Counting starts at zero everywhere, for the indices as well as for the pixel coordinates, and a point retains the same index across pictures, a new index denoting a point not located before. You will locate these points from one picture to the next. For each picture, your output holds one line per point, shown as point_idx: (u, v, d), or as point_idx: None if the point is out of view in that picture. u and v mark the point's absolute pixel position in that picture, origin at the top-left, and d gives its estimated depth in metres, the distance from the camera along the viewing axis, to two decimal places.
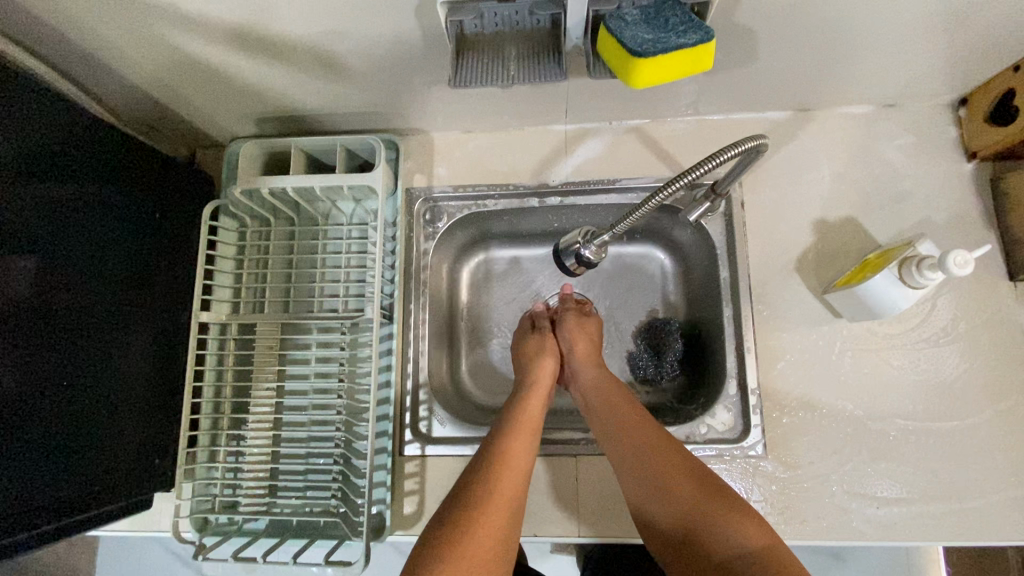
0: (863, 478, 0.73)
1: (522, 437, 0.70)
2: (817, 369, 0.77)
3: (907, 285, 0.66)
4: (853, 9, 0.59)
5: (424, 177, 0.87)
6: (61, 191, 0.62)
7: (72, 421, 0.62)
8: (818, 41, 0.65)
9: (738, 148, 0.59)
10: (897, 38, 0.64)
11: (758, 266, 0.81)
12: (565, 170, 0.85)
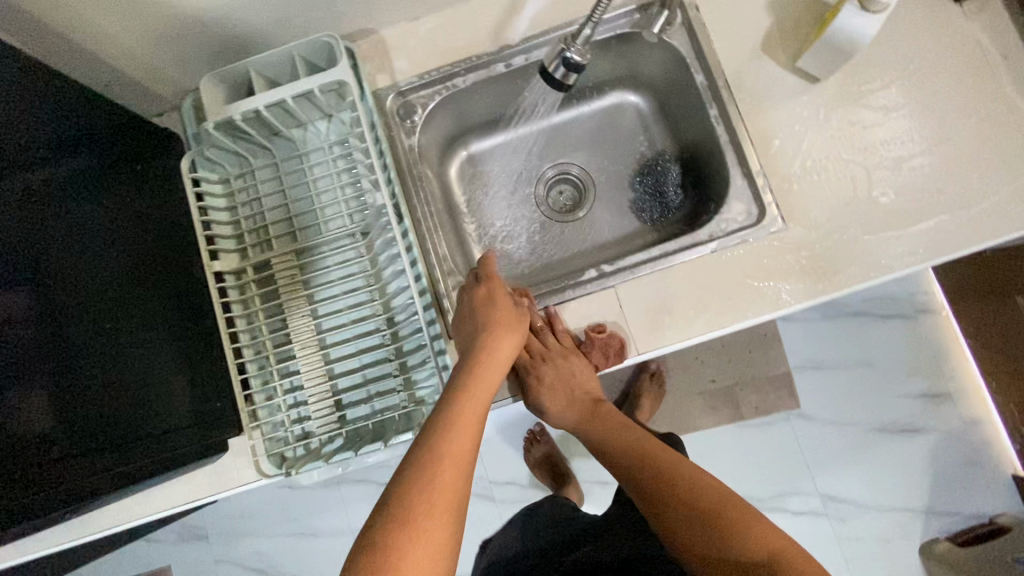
0: (878, 217, 0.78)
1: (463, 433, 0.61)
2: (810, 135, 0.80)
3: (869, 12, 0.69)
4: None
5: (387, 76, 0.86)
6: (43, 152, 0.61)
7: (120, 371, 0.64)
8: None
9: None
10: None
11: (728, 59, 0.83)
12: (520, 27, 0.86)
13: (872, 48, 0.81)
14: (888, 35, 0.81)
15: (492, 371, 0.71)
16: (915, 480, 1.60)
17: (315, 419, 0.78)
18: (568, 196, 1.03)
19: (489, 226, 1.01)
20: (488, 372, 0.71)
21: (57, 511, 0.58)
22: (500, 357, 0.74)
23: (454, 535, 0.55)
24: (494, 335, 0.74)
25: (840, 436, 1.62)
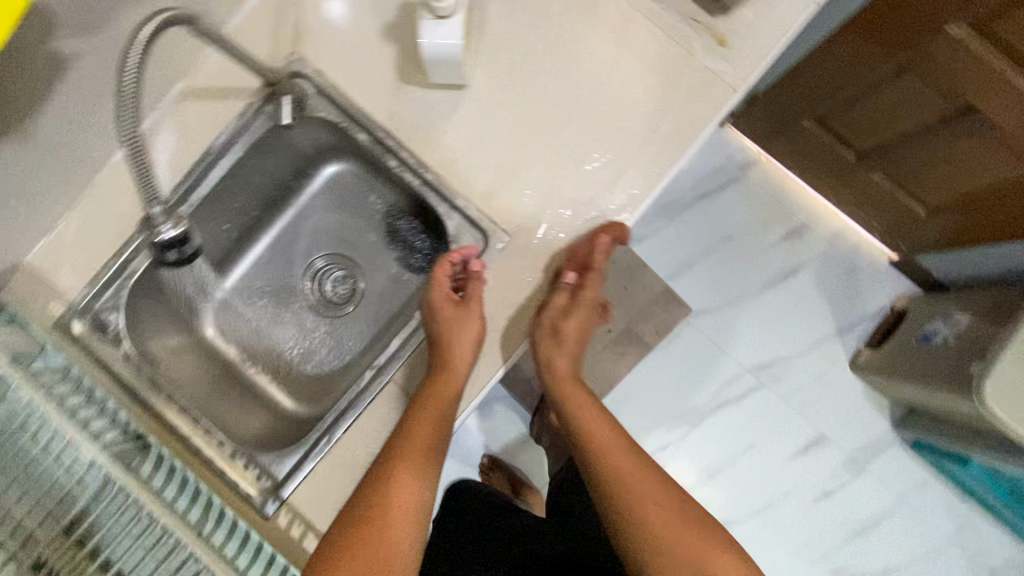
0: (584, 184, 0.77)
1: (418, 439, 0.70)
2: (486, 139, 0.77)
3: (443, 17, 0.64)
4: None
5: (60, 301, 0.77)
6: None
7: None
8: None
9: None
10: None
11: (375, 106, 0.78)
12: (162, 181, 0.77)
13: (497, 25, 0.77)
14: (505, 3, 0.77)
15: (464, 355, 0.73)
16: (817, 312, 1.67)
17: None
18: (339, 283, 0.97)
19: (278, 358, 0.95)
20: (434, 401, 0.72)
21: None
22: (462, 346, 0.73)
23: (417, 523, 0.68)
24: (452, 328, 0.73)
25: (739, 312, 1.67)
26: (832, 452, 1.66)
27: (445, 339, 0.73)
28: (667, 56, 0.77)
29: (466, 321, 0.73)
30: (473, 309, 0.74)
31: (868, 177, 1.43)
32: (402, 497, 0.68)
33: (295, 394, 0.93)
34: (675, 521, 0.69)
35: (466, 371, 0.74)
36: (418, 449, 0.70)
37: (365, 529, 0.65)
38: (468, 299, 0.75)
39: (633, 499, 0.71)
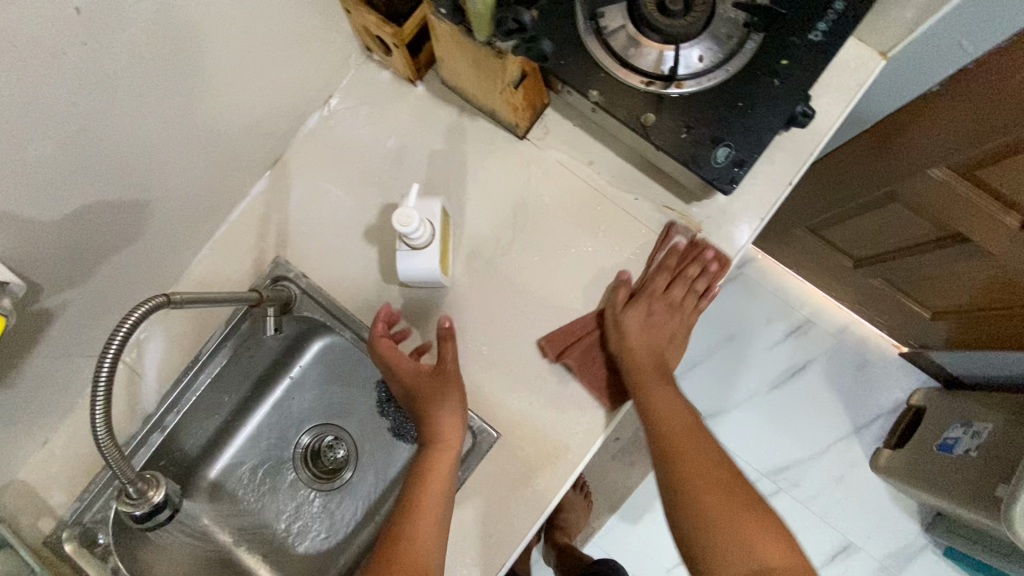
0: (570, 375, 0.76)
1: (432, 481, 0.70)
2: (470, 332, 0.78)
3: (422, 248, 0.67)
4: (104, 133, 0.57)
5: (50, 517, 0.78)
6: None
7: None
8: (142, 160, 0.63)
9: (125, 325, 0.51)
10: (191, 94, 0.64)
11: (358, 304, 0.79)
12: (151, 389, 0.79)
13: (477, 219, 0.79)
14: (481, 199, 0.80)
15: (451, 440, 0.72)
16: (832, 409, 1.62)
17: None
18: (331, 451, 0.96)
19: (273, 538, 0.92)
20: (435, 468, 0.71)
21: None
22: (450, 422, 0.72)
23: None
24: (435, 401, 0.73)
25: (749, 412, 1.62)
26: (861, 560, 1.56)
27: (427, 416, 0.73)
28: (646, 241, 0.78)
29: (449, 391, 0.73)
30: (451, 376, 0.73)
31: (867, 280, 1.41)
32: (416, 557, 0.65)
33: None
34: (704, 456, 0.70)
35: (459, 438, 0.72)
36: (441, 472, 0.70)
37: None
38: (442, 367, 0.74)
39: (716, 499, 0.66)
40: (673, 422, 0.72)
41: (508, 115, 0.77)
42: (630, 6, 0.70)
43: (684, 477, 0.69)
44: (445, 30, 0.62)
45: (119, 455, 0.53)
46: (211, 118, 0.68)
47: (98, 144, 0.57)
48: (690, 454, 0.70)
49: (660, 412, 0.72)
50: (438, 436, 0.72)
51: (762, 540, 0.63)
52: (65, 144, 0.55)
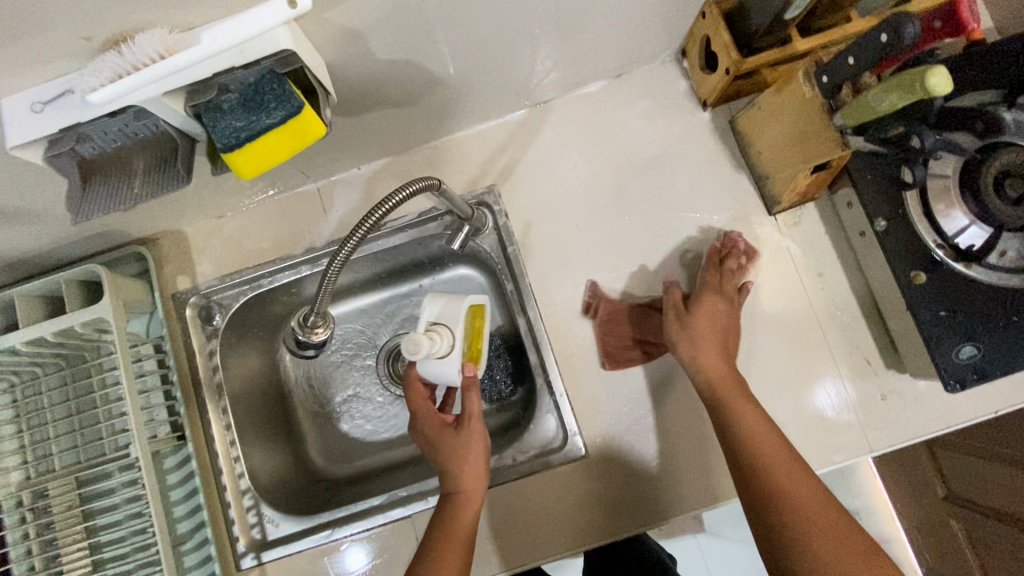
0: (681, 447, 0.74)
1: (465, 509, 0.68)
2: (617, 352, 0.78)
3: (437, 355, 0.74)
4: (468, 16, 0.59)
5: (187, 278, 0.83)
6: None
7: None
8: (471, 49, 0.65)
9: (404, 192, 0.57)
10: (542, 21, 0.64)
11: (533, 266, 0.80)
12: (326, 228, 0.83)
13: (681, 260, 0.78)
14: (697, 243, 0.79)
15: (472, 476, 0.70)
16: None
17: None
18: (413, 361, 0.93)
19: (326, 404, 0.92)
20: (468, 496, 0.69)
21: None
22: (476, 468, 0.70)
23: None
24: (457, 453, 0.70)
25: None
26: None
27: (446, 466, 0.70)
28: (824, 377, 0.74)
29: (471, 445, 0.71)
30: (474, 431, 0.72)
31: (942, 517, 1.33)
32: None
33: (321, 448, 0.91)
34: (766, 434, 0.64)
35: (482, 481, 0.70)
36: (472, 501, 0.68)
37: None
38: (465, 420, 0.72)
39: (763, 452, 0.63)
40: (715, 381, 0.68)
41: (777, 190, 0.74)
42: (966, 165, 0.66)
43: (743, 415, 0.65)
44: (800, 94, 0.62)
45: (331, 279, 0.61)
46: (535, 43, 0.69)
47: (457, 22, 0.58)
48: (736, 389, 0.67)
49: (720, 359, 0.69)
50: (465, 469, 0.70)
51: (796, 487, 0.60)
52: (441, 8, 0.56)
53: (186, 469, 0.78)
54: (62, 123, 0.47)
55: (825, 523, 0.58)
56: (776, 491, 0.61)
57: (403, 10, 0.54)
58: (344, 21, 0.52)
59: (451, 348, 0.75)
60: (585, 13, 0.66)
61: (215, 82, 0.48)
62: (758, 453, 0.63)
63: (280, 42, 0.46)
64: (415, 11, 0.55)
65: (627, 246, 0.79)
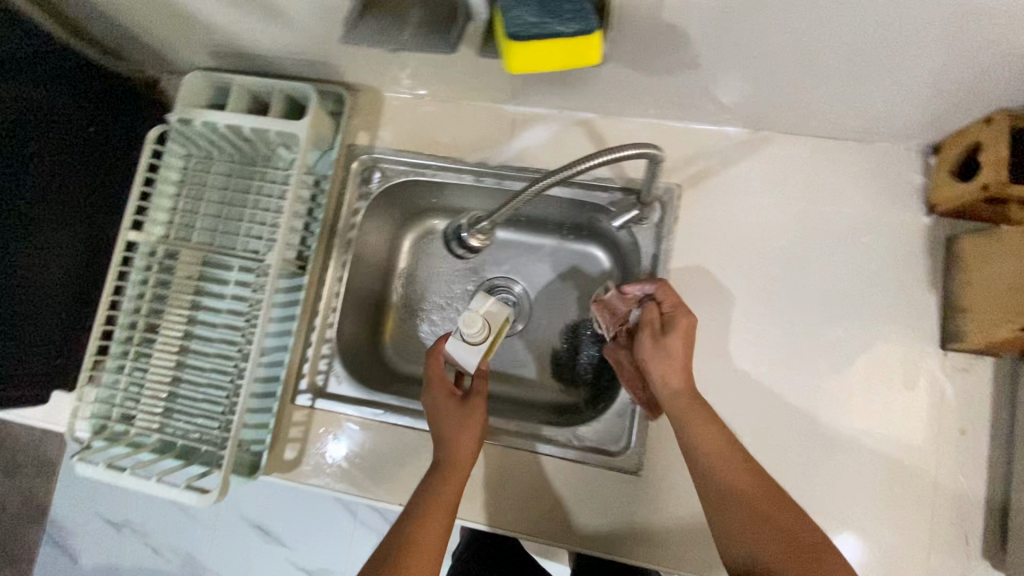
0: None
1: (454, 477, 0.67)
2: (717, 398, 0.75)
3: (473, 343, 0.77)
4: (771, 23, 0.56)
5: (368, 135, 0.87)
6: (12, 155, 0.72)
7: (39, 309, 0.76)
8: (748, 51, 0.62)
9: (625, 150, 0.58)
10: (832, 58, 0.61)
11: (677, 280, 0.79)
12: (506, 151, 0.84)
13: (823, 344, 0.75)
14: (851, 337, 0.74)
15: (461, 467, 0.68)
16: None
17: (148, 394, 0.82)
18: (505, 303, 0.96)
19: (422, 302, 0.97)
20: (458, 460, 0.69)
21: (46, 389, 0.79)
22: (465, 446, 0.70)
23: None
24: (456, 424, 0.71)
25: None
26: None
27: (441, 438, 0.70)
28: (912, 530, 0.69)
29: (471, 420, 0.72)
30: (475, 408, 0.73)
31: None
32: (433, 534, 0.62)
33: (396, 343, 0.96)
34: (735, 463, 0.61)
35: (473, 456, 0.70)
36: (461, 468, 0.68)
37: (421, 548, 0.60)
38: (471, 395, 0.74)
39: (716, 472, 0.61)
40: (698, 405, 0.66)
41: (967, 329, 0.68)
42: None
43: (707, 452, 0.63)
44: None
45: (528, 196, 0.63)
46: (806, 75, 0.65)
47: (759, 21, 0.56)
48: (701, 411, 0.65)
49: (679, 398, 0.67)
50: (455, 440, 0.70)
51: (762, 527, 0.57)
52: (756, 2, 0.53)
53: (290, 296, 0.83)
54: None
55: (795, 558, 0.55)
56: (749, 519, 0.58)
57: None
58: None
59: (482, 339, 0.77)
60: (878, 69, 0.61)
61: None
62: (696, 455, 0.63)
63: None
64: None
65: (778, 304, 0.76)
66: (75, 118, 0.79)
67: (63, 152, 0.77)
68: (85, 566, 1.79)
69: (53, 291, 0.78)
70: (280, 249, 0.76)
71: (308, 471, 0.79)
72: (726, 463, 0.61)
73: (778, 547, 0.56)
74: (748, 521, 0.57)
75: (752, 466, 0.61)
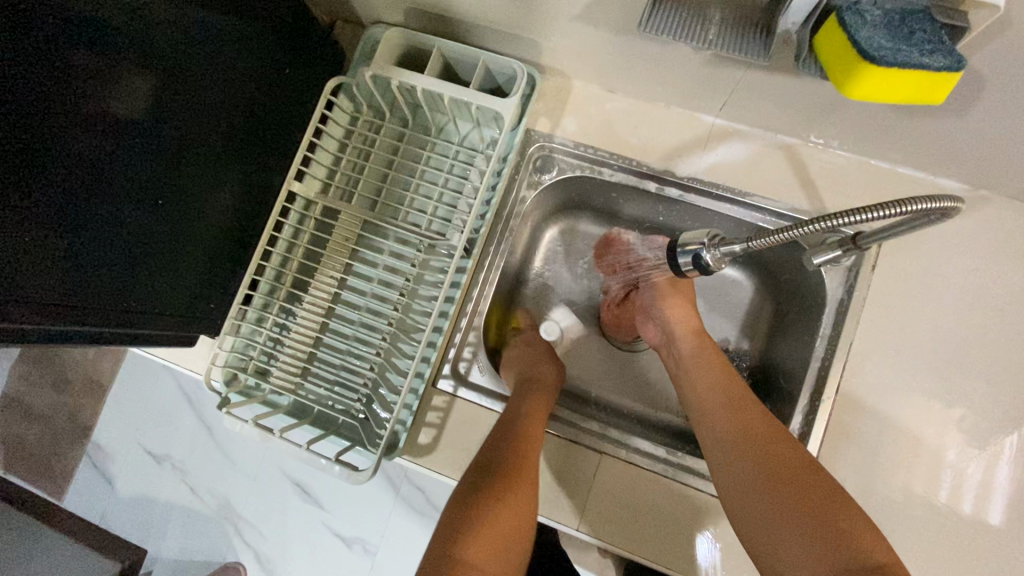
0: None
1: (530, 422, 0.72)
2: (881, 457, 0.74)
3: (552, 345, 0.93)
4: None
5: (549, 123, 0.82)
6: (140, 72, 0.58)
7: (156, 254, 0.65)
8: None
9: (930, 202, 0.50)
10: None
11: (856, 332, 0.77)
12: (697, 163, 0.79)
13: (1005, 418, 0.74)
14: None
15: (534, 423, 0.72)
16: None
17: (287, 354, 0.79)
18: None
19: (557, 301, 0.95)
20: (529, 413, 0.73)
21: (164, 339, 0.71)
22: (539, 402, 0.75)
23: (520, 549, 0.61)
24: (528, 384, 0.77)
25: None
26: None
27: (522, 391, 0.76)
28: None
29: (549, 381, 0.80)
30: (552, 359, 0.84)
31: None
32: (524, 483, 0.65)
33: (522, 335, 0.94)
34: (758, 426, 0.65)
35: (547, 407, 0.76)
36: (540, 416, 0.73)
37: (515, 484, 0.64)
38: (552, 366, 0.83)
39: (738, 435, 0.66)
40: (727, 381, 0.72)
41: None
42: None
43: (726, 414, 0.68)
44: None
45: (770, 241, 0.55)
46: None
47: None
48: (728, 393, 0.71)
49: (712, 375, 0.74)
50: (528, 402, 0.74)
51: (777, 471, 0.60)
52: None
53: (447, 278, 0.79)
54: None
55: (809, 509, 0.56)
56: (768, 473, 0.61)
57: None
58: (1019, 26, 0.47)
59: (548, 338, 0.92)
60: None
61: None
62: (709, 419, 0.70)
63: None
64: None
65: (964, 369, 0.75)
66: (211, 21, 0.64)
67: (187, 66, 0.63)
68: (120, 494, 1.32)
69: (198, 224, 0.70)
70: (467, 232, 0.74)
71: (439, 462, 0.76)
72: (743, 423, 0.66)
73: (797, 486, 0.59)
74: (758, 469, 0.61)
75: (768, 422, 0.66)
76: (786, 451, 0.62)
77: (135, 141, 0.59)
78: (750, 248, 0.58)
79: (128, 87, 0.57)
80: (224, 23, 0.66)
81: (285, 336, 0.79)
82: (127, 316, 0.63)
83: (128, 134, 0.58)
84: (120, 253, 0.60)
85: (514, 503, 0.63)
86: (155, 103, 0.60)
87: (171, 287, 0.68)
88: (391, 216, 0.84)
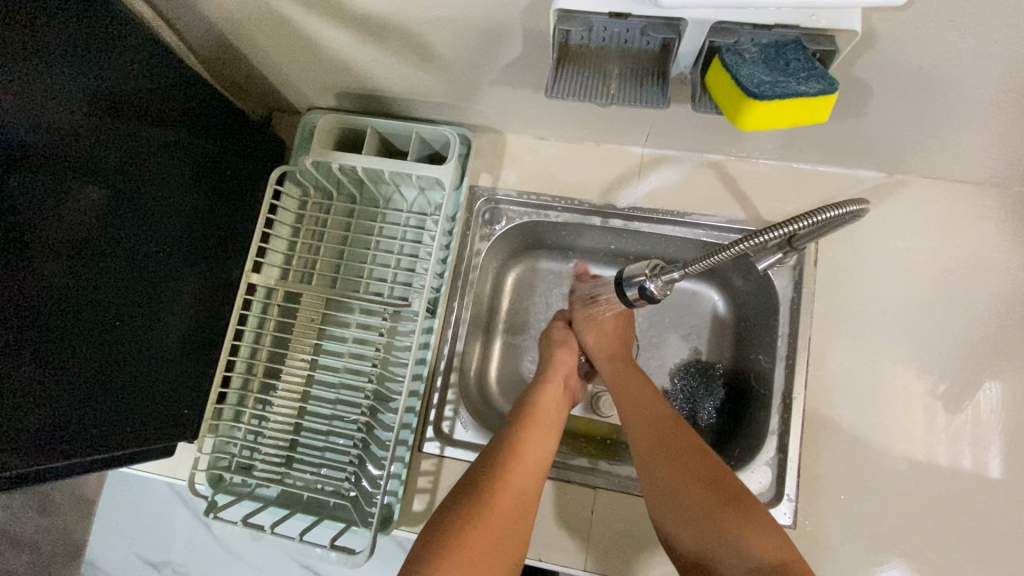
0: (887, 561, 0.72)
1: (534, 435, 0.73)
2: (859, 442, 0.76)
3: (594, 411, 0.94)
4: (963, 85, 0.57)
5: (490, 177, 0.86)
6: (97, 196, 0.59)
7: (127, 372, 0.66)
8: (925, 110, 0.62)
9: (837, 208, 0.55)
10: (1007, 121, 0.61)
11: (811, 326, 0.80)
12: (635, 192, 0.83)
13: (970, 384, 0.76)
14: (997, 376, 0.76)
15: (541, 436, 0.73)
16: None
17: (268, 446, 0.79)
18: None
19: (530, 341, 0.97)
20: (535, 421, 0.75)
21: (140, 453, 0.70)
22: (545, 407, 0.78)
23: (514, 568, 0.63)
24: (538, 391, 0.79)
25: None
26: None
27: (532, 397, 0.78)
28: None
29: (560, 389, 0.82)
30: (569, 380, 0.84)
31: None
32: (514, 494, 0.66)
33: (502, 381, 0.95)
34: (686, 467, 0.67)
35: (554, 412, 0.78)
36: (545, 427, 0.75)
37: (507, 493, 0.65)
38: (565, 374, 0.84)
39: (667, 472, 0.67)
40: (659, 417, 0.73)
41: None
42: None
43: (660, 451, 0.69)
44: None
45: (703, 265, 0.61)
46: (969, 130, 0.66)
47: (954, 87, 0.57)
48: (668, 429, 0.72)
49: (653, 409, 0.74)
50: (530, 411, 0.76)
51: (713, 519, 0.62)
52: (956, 72, 0.55)
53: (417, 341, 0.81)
54: (611, 9, 0.48)
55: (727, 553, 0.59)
56: (700, 517, 0.62)
57: (930, 56, 0.53)
58: (881, 41, 0.52)
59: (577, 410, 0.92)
60: None
61: (743, 31, 0.50)
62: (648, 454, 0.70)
63: (850, 22, 0.47)
64: (934, 63, 0.54)
65: (920, 344, 0.78)
66: (160, 137, 0.66)
67: (141, 182, 0.65)
68: None
69: (164, 332, 0.71)
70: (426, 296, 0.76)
71: None
72: (676, 461, 0.68)
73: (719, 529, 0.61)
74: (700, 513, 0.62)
75: (700, 461, 0.67)
76: (717, 489, 0.64)
77: (95, 264, 0.60)
78: (688, 274, 0.64)
79: (81, 211, 0.58)
80: (153, 134, 0.66)
81: (264, 427, 0.80)
82: (101, 440, 0.63)
83: (87, 259, 0.59)
84: (84, 387, 0.60)
85: (503, 513, 0.64)
86: (113, 222, 0.61)
87: (145, 399, 0.69)
88: (353, 289, 0.86)
